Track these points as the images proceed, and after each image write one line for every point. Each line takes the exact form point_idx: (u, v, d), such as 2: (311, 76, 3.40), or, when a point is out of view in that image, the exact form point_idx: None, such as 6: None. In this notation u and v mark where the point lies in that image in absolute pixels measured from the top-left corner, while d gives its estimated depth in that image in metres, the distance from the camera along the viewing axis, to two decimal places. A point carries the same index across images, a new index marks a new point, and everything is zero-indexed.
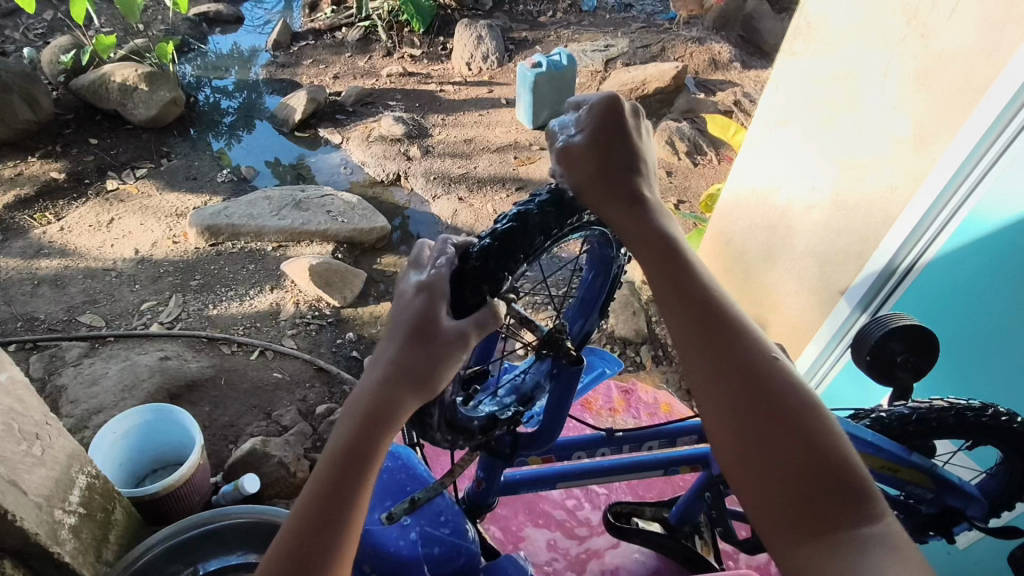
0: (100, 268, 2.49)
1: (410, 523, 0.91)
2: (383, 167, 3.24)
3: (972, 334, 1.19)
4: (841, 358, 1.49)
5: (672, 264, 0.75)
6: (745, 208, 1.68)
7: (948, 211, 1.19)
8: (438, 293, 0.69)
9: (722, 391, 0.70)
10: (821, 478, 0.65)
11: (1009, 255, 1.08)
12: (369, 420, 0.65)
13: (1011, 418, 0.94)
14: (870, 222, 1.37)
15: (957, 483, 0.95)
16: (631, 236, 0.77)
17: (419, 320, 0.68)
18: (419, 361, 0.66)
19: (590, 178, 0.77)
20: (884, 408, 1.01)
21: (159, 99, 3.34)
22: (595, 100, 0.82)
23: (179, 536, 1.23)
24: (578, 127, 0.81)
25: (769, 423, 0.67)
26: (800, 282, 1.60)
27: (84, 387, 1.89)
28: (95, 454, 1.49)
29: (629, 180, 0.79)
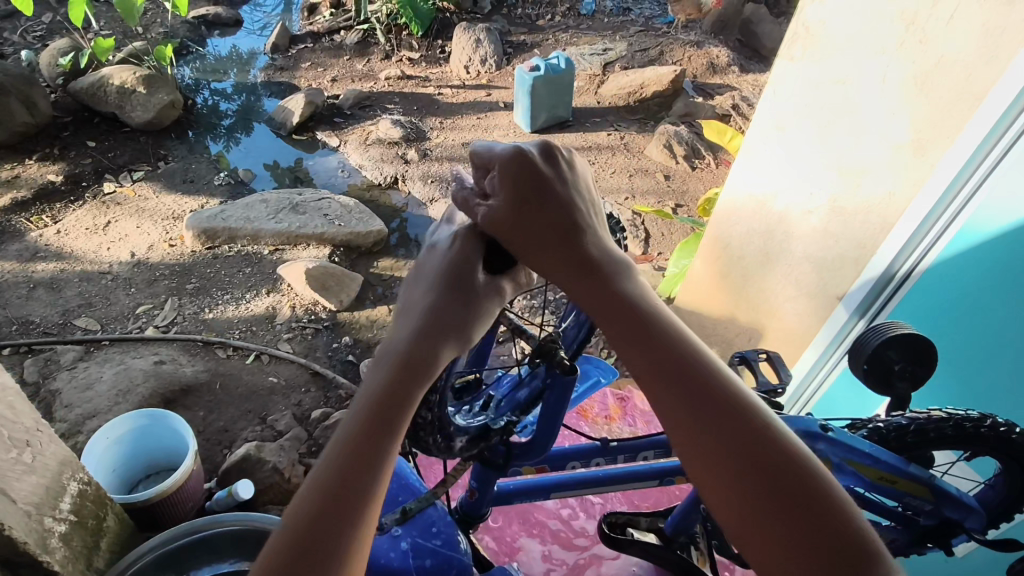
0: (96, 272, 2.48)
1: (400, 534, 0.91)
2: (381, 171, 3.23)
3: (971, 344, 1.18)
4: (838, 365, 1.49)
5: (637, 322, 0.70)
6: (742, 214, 1.68)
7: (947, 217, 1.18)
8: (473, 249, 0.72)
9: (713, 464, 0.63)
10: (832, 545, 0.59)
11: (1009, 262, 1.07)
12: (406, 368, 0.64)
13: (1010, 428, 0.94)
14: (868, 228, 1.36)
15: (955, 494, 0.94)
16: (590, 302, 0.71)
17: (455, 278, 0.71)
18: (456, 312, 0.69)
19: (528, 247, 0.71)
20: (882, 418, 1.00)
21: (157, 102, 3.34)
22: (501, 160, 0.73)
23: (173, 543, 1.22)
24: (494, 192, 0.74)
25: (766, 486, 0.62)
26: (797, 288, 1.60)
27: (78, 392, 1.87)
28: (88, 459, 1.48)
29: (571, 238, 0.73)
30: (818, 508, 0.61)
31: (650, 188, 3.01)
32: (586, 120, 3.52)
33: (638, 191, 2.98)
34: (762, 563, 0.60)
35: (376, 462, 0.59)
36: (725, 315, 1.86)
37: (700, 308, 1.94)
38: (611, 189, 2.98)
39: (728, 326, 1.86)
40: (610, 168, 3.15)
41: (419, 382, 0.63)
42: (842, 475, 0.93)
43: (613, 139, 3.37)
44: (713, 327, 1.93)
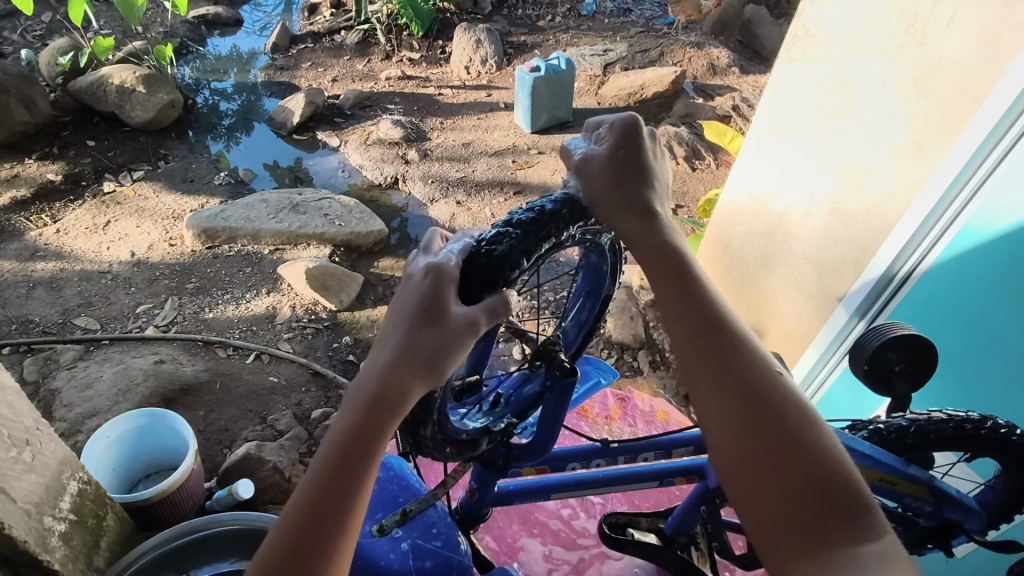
0: (96, 271, 2.48)
1: (401, 534, 0.91)
2: (381, 171, 3.23)
3: (972, 346, 1.18)
4: (838, 366, 1.48)
5: (680, 275, 0.75)
6: (744, 214, 1.68)
7: (947, 219, 1.18)
8: (445, 281, 0.67)
9: (727, 410, 0.69)
10: (824, 496, 0.64)
11: (1010, 265, 1.07)
12: (374, 407, 0.63)
13: (1010, 429, 0.94)
14: (869, 229, 1.37)
15: (955, 496, 0.94)
16: (639, 249, 0.78)
17: (426, 307, 0.67)
18: (427, 345, 0.65)
19: (606, 193, 0.79)
20: (882, 419, 1.00)
21: (157, 101, 3.34)
22: (615, 120, 0.84)
23: (172, 543, 1.22)
24: (600, 142, 0.83)
25: (771, 435, 0.67)
26: (798, 289, 1.60)
27: (78, 391, 1.87)
28: (88, 458, 1.48)
29: (643, 197, 0.80)
30: (818, 461, 0.66)
31: None
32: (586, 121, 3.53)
33: None
34: (756, 505, 0.65)
35: (357, 476, 0.62)
36: None
37: None
38: None
39: None
40: None
41: (389, 418, 0.63)
42: None
43: None
44: None
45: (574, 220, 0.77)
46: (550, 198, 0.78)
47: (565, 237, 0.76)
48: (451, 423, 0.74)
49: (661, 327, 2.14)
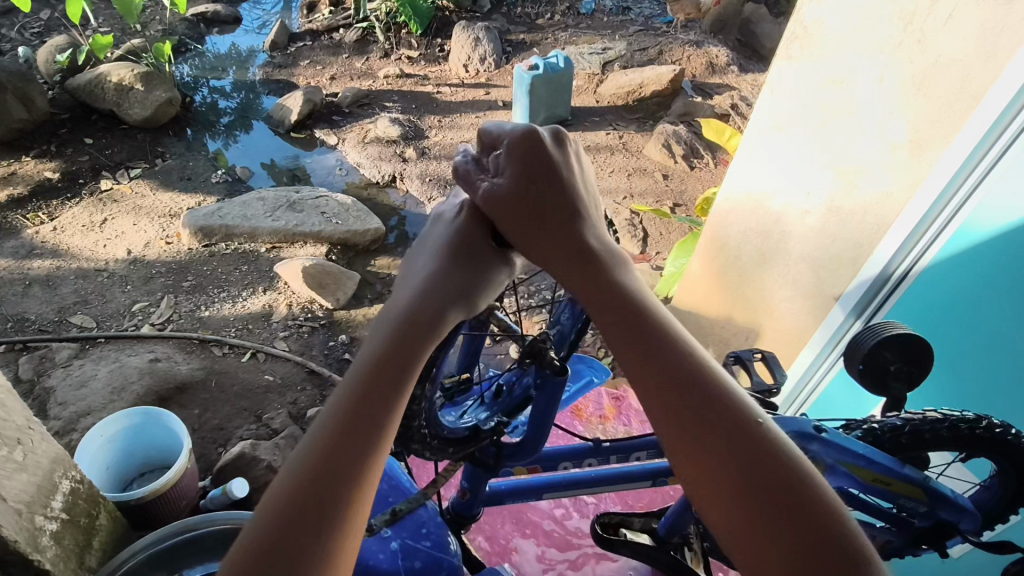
0: (92, 269, 2.47)
1: (391, 534, 0.91)
2: (379, 169, 3.22)
3: (970, 346, 1.17)
4: (833, 367, 1.49)
5: (631, 313, 0.69)
6: (740, 213, 1.66)
7: (944, 218, 1.17)
8: (480, 220, 0.75)
9: (708, 464, 0.63)
10: (824, 551, 0.59)
11: (1011, 262, 1.06)
12: (407, 332, 0.65)
13: (1005, 429, 0.93)
14: (866, 228, 1.36)
15: (950, 496, 0.93)
16: (581, 289, 0.72)
17: (460, 246, 0.74)
18: (464, 276, 0.71)
19: (528, 229, 0.73)
20: (876, 419, 1.00)
21: (155, 99, 3.33)
22: (509, 136, 0.76)
23: (164, 542, 1.22)
24: (500, 169, 0.76)
25: (758, 487, 0.61)
26: (794, 289, 1.59)
27: (73, 389, 1.87)
28: (82, 457, 1.47)
29: (570, 227, 0.74)
30: (807, 505, 0.61)
31: (647, 187, 3.01)
32: (584, 119, 3.52)
33: (636, 191, 2.97)
34: (754, 562, 0.60)
35: (368, 437, 0.60)
36: (722, 315, 1.86)
37: (698, 306, 1.93)
38: (609, 188, 2.97)
39: (725, 326, 1.86)
40: (608, 168, 3.14)
41: (422, 345, 0.65)
42: (837, 477, 0.92)
43: (611, 138, 3.36)
44: (709, 327, 1.92)
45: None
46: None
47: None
48: (441, 423, 0.74)
49: None
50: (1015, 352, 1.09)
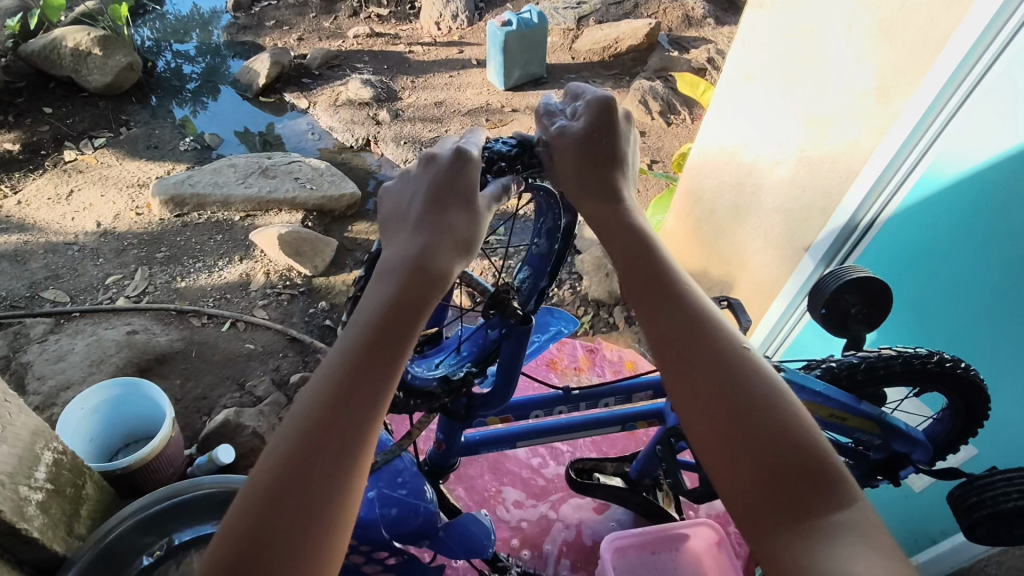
0: (61, 243, 2.42)
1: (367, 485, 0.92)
2: (352, 133, 3.16)
3: (930, 285, 1.22)
4: (801, 320, 1.55)
5: (643, 251, 0.76)
6: (714, 165, 1.71)
7: (907, 168, 1.20)
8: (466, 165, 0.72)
9: (701, 383, 0.68)
10: (801, 467, 0.62)
11: (976, 207, 1.08)
12: (417, 278, 0.67)
13: (955, 363, 0.96)
14: (834, 177, 1.38)
15: (902, 429, 0.98)
16: (606, 233, 0.78)
17: (447, 195, 0.71)
18: (416, 290, 0.66)
19: (577, 174, 0.79)
20: (835, 357, 1.03)
21: (115, 65, 3.21)
22: (591, 94, 0.81)
23: (154, 506, 1.23)
24: (575, 118, 0.81)
25: (739, 402, 0.66)
26: (766, 240, 1.62)
27: (51, 364, 1.87)
28: (63, 428, 1.47)
29: (611, 177, 0.80)
30: (794, 432, 0.64)
31: None
32: (561, 77, 3.48)
33: None
34: (733, 479, 0.63)
35: (332, 450, 0.59)
36: (699, 268, 1.91)
37: None
38: None
39: (701, 279, 1.91)
40: None
41: (432, 291, 0.67)
42: None
43: None
44: None
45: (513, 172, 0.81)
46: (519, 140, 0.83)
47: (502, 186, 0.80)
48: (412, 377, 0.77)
49: None
50: (986, 296, 1.11)
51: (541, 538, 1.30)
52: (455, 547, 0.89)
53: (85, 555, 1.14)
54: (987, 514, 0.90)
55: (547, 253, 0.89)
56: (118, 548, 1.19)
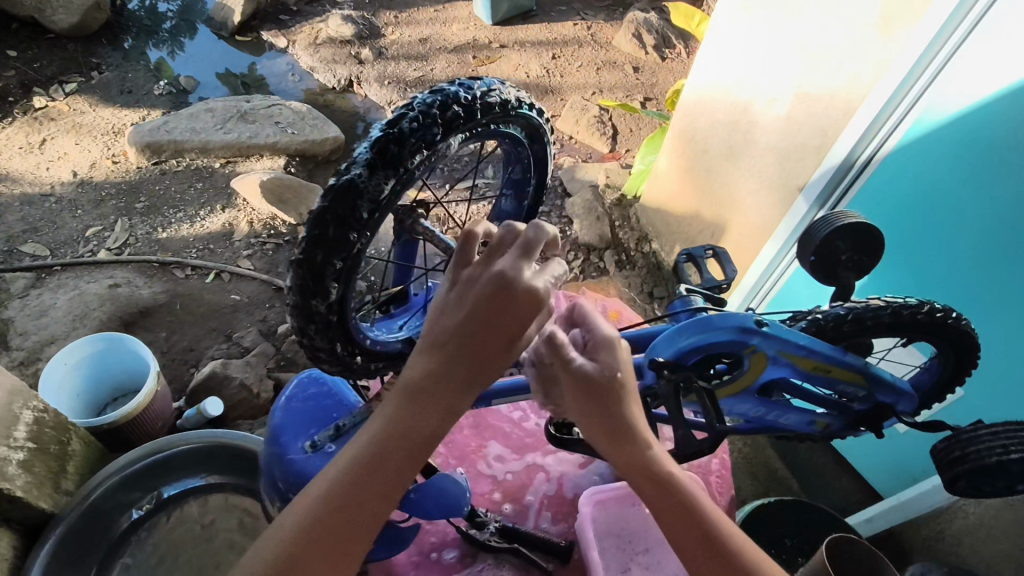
0: (37, 194, 2.35)
1: (336, 449, 0.89)
2: (333, 73, 3.03)
3: (935, 222, 1.20)
4: (790, 266, 1.54)
5: (625, 432, 0.75)
6: (708, 103, 1.64)
7: (909, 101, 1.15)
8: (540, 309, 0.68)
9: (680, 544, 0.75)
10: None
11: (991, 137, 1.06)
12: (402, 453, 0.68)
13: (946, 313, 0.95)
14: (831, 114, 1.31)
15: (888, 381, 0.98)
16: (591, 423, 0.76)
17: (509, 338, 0.68)
18: (393, 468, 0.68)
19: (583, 389, 0.75)
20: (822, 308, 0.99)
21: (80, 3, 3.03)
22: (603, 331, 0.79)
23: (134, 465, 1.25)
24: (595, 341, 0.78)
25: (712, 560, 0.74)
26: (759, 181, 1.56)
27: (33, 319, 1.85)
28: (46, 384, 1.48)
29: (615, 389, 0.76)
30: None
31: (618, 82, 2.88)
32: (551, 10, 3.31)
33: (605, 86, 2.84)
34: None
35: None
36: (692, 211, 1.86)
37: (663, 205, 1.98)
38: (577, 86, 2.85)
39: (693, 223, 1.87)
40: (576, 62, 2.98)
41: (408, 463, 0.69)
42: (777, 367, 0.94)
43: (579, 30, 3.18)
44: (679, 224, 1.94)
45: (467, 121, 0.81)
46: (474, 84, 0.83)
47: (454, 137, 0.81)
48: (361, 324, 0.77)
49: (628, 225, 2.16)
50: (987, 234, 1.11)
51: (524, 489, 1.32)
52: (429, 504, 0.91)
53: (71, 514, 1.17)
54: (969, 468, 0.91)
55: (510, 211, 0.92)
56: (102, 506, 1.22)
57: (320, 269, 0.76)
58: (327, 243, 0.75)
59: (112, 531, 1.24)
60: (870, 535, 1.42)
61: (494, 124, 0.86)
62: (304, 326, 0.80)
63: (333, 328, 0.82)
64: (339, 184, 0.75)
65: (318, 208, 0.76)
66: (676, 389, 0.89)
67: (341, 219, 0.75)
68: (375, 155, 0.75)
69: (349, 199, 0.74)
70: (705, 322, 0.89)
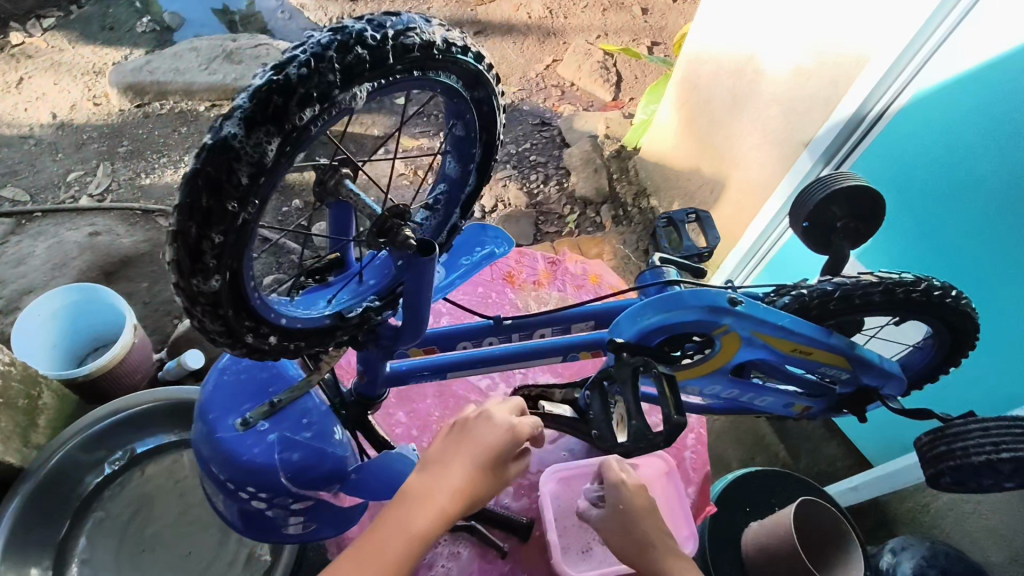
0: (16, 136, 2.27)
1: (267, 427, 0.87)
2: (324, 11, 2.86)
3: (943, 184, 1.12)
4: (784, 235, 1.48)
5: (621, 527, 0.93)
6: (714, 50, 1.54)
7: (926, 52, 1.06)
8: (519, 440, 0.82)
9: None
10: None
11: (1009, 93, 0.98)
12: (391, 555, 0.70)
13: (944, 293, 0.92)
14: (842, 64, 1.21)
15: (874, 362, 0.93)
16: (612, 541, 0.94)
17: (499, 454, 0.80)
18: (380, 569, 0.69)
19: (601, 522, 0.96)
20: (806, 283, 0.94)
21: None
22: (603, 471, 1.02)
23: (93, 427, 1.23)
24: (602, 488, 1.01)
25: None
26: (762, 136, 1.47)
27: (11, 268, 1.82)
28: (20, 333, 1.46)
29: (616, 505, 0.96)
30: None
31: (625, 24, 2.71)
32: None
33: (611, 28, 2.69)
34: None
35: None
36: (692, 166, 1.77)
37: (662, 159, 1.90)
38: (580, 28, 2.69)
39: (692, 178, 1.78)
40: (582, 2, 2.81)
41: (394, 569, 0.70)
42: (752, 348, 0.89)
43: None
44: (679, 180, 1.85)
45: (377, 70, 0.60)
46: (396, 18, 0.62)
47: (363, 90, 0.60)
48: (269, 302, 0.68)
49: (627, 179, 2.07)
50: (992, 203, 1.05)
51: None
52: (365, 489, 0.88)
53: (33, 478, 1.16)
54: (952, 465, 0.90)
55: (458, 181, 0.83)
56: (66, 467, 1.21)
57: (195, 247, 0.57)
58: (200, 214, 0.56)
59: (81, 489, 1.24)
60: (850, 505, 1.39)
61: (429, 74, 0.65)
62: (188, 304, 0.60)
63: (225, 318, 0.62)
64: (208, 141, 0.55)
65: (189, 169, 0.56)
66: (634, 370, 0.83)
67: (214, 184, 0.55)
68: (250, 107, 0.54)
69: (225, 159, 0.55)
70: (674, 299, 0.84)
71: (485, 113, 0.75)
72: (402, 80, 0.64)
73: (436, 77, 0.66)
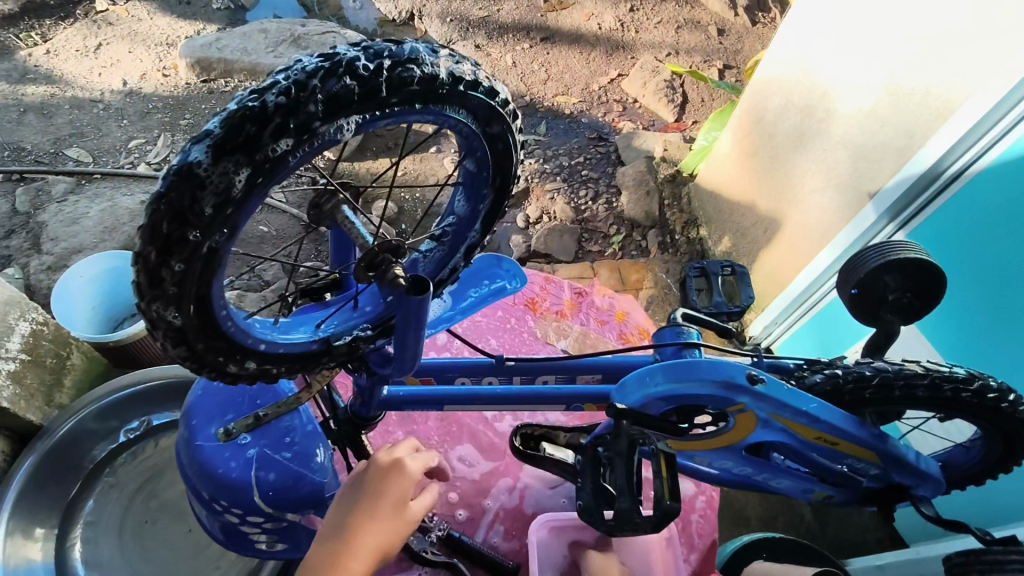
0: (88, 99, 2.36)
1: (249, 442, 0.93)
2: (395, 4, 2.82)
3: (1004, 253, 1.04)
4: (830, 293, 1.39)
5: None
6: (784, 83, 1.46)
7: (1014, 116, 0.97)
8: (416, 479, 0.84)
9: None
10: None
11: None
12: None
13: (999, 397, 0.86)
14: (923, 115, 1.12)
15: (911, 461, 0.88)
16: None
17: (398, 499, 0.81)
18: None
19: None
20: (843, 362, 0.90)
21: None
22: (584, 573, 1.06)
23: (102, 400, 1.28)
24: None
25: None
26: (827, 177, 1.38)
27: (64, 226, 1.88)
28: (61, 297, 1.49)
29: None
30: None
31: (697, 44, 2.63)
32: None
33: (682, 47, 2.61)
34: None
35: None
36: (747, 200, 1.70)
37: (717, 188, 1.84)
38: (650, 44, 2.62)
39: (747, 214, 1.70)
40: (655, 17, 2.73)
41: None
42: (769, 431, 0.85)
43: None
44: (733, 214, 1.77)
45: (365, 102, 0.59)
46: (399, 47, 0.61)
47: (351, 122, 0.60)
48: (241, 322, 0.70)
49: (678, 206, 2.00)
50: None
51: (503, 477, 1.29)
52: None
53: (41, 447, 1.21)
54: None
55: (466, 220, 0.81)
56: (76, 438, 1.26)
57: (155, 272, 0.57)
58: (163, 241, 0.56)
59: (92, 456, 1.27)
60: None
61: (433, 107, 0.64)
62: (150, 327, 0.62)
63: (191, 345, 0.64)
64: (175, 165, 0.55)
65: (156, 190, 0.56)
66: (631, 442, 0.81)
67: (178, 213, 0.55)
68: (219, 133, 0.54)
69: (188, 187, 0.55)
70: (691, 367, 0.79)
71: (500, 149, 0.74)
72: (401, 112, 0.62)
73: (439, 108, 0.65)
